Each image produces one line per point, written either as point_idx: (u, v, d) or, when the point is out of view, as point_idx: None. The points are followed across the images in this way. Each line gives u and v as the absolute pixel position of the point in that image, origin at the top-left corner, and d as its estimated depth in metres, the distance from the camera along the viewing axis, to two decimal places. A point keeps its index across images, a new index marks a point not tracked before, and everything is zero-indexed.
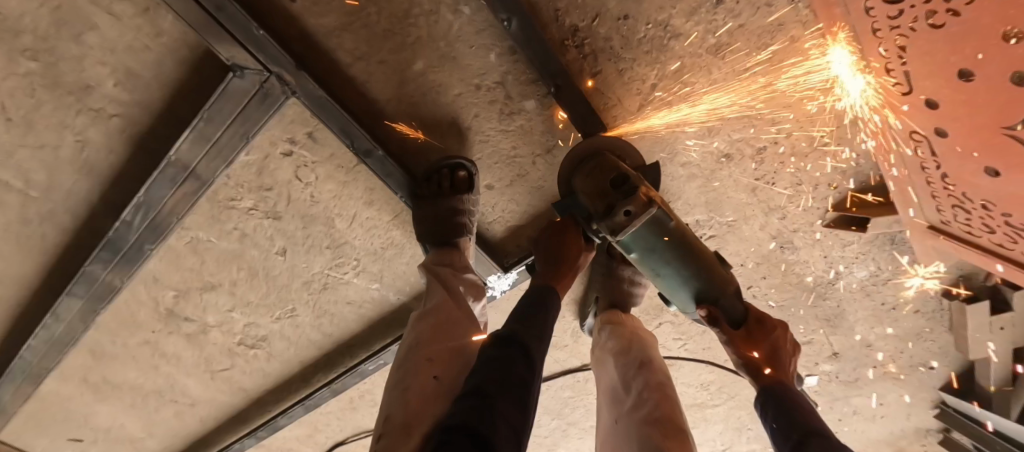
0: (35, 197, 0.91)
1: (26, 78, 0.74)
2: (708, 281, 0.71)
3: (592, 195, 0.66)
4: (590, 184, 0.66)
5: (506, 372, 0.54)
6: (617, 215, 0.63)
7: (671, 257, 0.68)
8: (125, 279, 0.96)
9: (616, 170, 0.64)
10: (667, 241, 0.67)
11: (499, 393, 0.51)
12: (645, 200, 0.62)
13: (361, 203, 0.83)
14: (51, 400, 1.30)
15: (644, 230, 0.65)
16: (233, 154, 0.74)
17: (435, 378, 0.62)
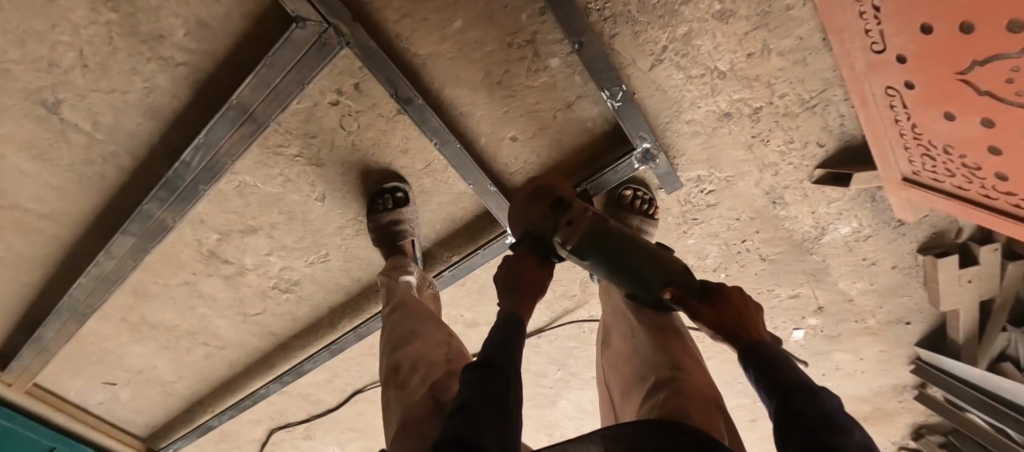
0: (99, 139, 1.00)
1: (105, 27, 0.83)
2: (659, 266, 0.74)
3: (544, 219, 0.81)
4: (540, 212, 0.83)
5: (508, 343, 0.58)
6: (564, 227, 0.78)
7: (614, 251, 0.75)
8: (177, 219, 1.05)
9: (556, 196, 0.83)
10: (608, 235, 0.77)
11: (507, 365, 0.55)
12: (583, 210, 0.79)
13: (397, 152, 0.92)
14: (88, 341, 1.38)
15: (589, 233, 0.77)
16: (289, 99, 0.84)
17: (422, 335, 0.84)
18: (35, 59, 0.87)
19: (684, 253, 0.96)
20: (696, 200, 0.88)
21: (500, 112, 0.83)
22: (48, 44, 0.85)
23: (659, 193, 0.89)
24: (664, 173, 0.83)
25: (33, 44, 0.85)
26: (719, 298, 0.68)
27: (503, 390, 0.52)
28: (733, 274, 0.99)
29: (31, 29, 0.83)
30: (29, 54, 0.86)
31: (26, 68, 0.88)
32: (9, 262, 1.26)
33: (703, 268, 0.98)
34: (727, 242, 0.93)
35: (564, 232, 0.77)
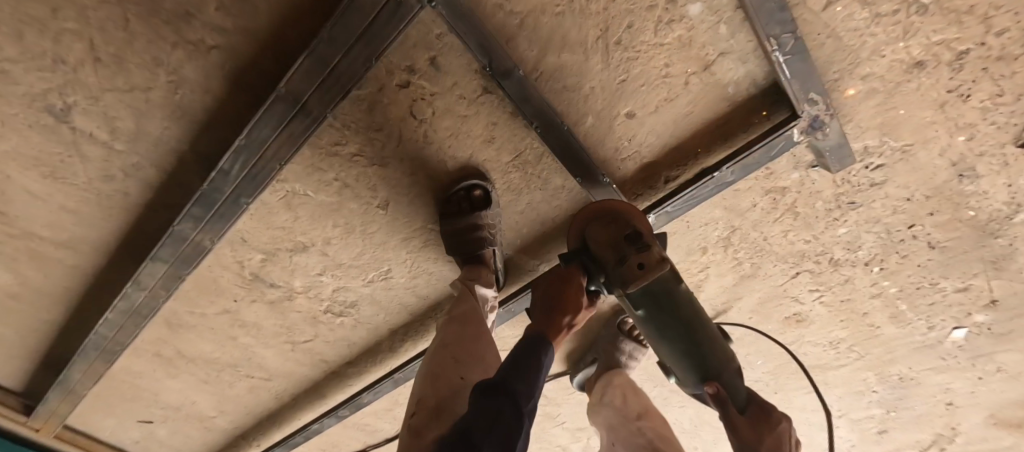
0: (118, 150, 0.85)
1: (117, 6, 0.66)
2: (711, 357, 0.69)
3: (608, 242, 0.68)
4: (607, 232, 0.68)
5: (527, 369, 0.60)
6: (628, 268, 0.66)
7: (675, 325, 0.67)
8: (216, 240, 0.89)
9: (632, 226, 0.67)
10: (677, 304, 0.67)
11: (518, 391, 0.57)
12: (658, 257, 0.65)
13: (480, 142, 0.75)
14: (122, 377, 1.25)
15: (653, 289, 0.66)
16: (350, 82, 0.67)
17: (461, 379, 0.68)
18: (34, 54, 0.72)
19: (831, 245, 0.79)
20: (857, 180, 0.71)
21: (615, 82, 0.66)
22: (52, 35, 0.70)
23: (812, 173, 0.71)
24: (832, 146, 0.66)
25: (32, 33, 0.70)
26: (760, 418, 0.67)
27: (507, 415, 0.55)
28: (890, 269, 0.80)
29: (32, 17, 0.67)
30: (26, 47, 0.71)
31: (30, 67, 0.73)
32: (28, 297, 1.11)
33: (852, 263, 0.80)
34: (889, 230, 0.76)
35: (626, 274, 0.66)
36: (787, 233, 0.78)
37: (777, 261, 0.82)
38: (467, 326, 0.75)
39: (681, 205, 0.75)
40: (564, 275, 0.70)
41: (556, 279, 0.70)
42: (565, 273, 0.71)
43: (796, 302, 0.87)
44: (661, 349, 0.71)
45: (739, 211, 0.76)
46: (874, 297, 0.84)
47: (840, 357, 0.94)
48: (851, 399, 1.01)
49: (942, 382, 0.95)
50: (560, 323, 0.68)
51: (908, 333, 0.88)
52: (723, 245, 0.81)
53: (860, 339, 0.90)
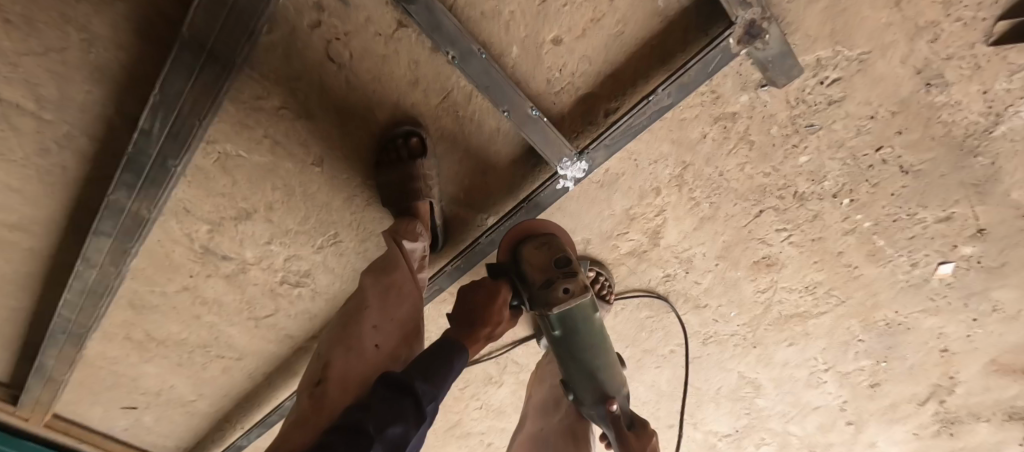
0: (49, 120, 0.82)
1: None
2: (606, 381, 0.78)
3: (540, 265, 0.73)
4: (538, 256, 0.73)
5: (438, 370, 0.61)
6: (556, 290, 0.70)
7: (585, 345, 0.75)
8: (153, 210, 0.86)
9: (563, 252, 0.73)
10: (590, 329, 0.74)
11: (422, 395, 0.59)
12: (582, 283, 0.71)
13: (405, 84, 0.72)
14: (97, 363, 1.22)
15: (572, 312, 0.72)
16: (255, 22, 0.63)
17: (376, 347, 0.70)
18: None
19: (793, 177, 0.72)
20: (814, 99, 0.65)
21: (536, 4, 0.61)
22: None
23: (762, 94, 0.65)
24: (774, 57, 0.61)
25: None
26: (643, 434, 0.78)
27: (406, 420, 0.56)
28: (862, 201, 0.74)
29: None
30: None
31: None
32: None
33: (818, 197, 0.74)
34: (855, 155, 0.69)
35: (551, 296, 0.70)
36: (743, 167, 0.72)
37: (737, 200, 0.76)
38: (394, 285, 0.74)
39: (619, 137, 0.69)
40: (489, 288, 0.72)
41: (487, 289, 0.71)
42: (492, 285, 0.73)
43: (763, 244, 0.80)
44: (568, 365, 0.77)
45: (690, 144, 0.71)
46: (846, 234, 0.77)
47: (819, 305, 0.87)
48: (837, 352, 0.93)
49: (936, 326, 0.87)
50: (479, 334, 0.68)
51: (889, 274, 0.81)
52: (676, 185, 0.76)
53: (838, 282, 0.83)
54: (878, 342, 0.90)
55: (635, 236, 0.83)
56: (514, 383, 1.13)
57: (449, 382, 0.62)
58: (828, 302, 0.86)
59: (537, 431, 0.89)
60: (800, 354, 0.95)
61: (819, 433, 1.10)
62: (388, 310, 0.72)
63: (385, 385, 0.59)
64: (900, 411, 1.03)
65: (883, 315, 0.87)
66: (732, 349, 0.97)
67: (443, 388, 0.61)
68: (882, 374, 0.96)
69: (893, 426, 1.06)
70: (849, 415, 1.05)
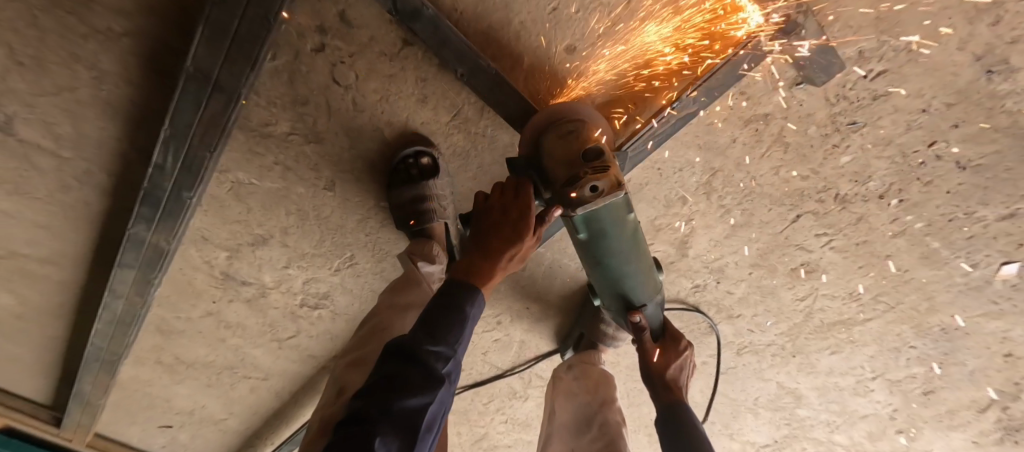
0: (68, 158, 0.83)
1: (21, 2, 0.64)
2: (637, 292, 0.69)
3: (562, 160, 0.59)
4: (559, 150, 0.59)
5: (445, 326, 0.58)
6: (580, 188, 0.56)
7: (614, 254, 0.63)
8: (173, 241, 0.85)
9: (594, 144, 0.58)
10: (620, 233, 0.62)
11: (433, 356, 0.56)
12: (614, 181, 0.56)
13: (413, 102, 0.69)
14: (131, 386, 1.24)
15: (600, 214, 0.59)
16: (258, 52, 0.61)
17: None
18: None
19: (834, 179, 0.67)
20: (857, 95, 0.59)
21: (547, 13, 0.57)
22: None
23: (798, 92, 0.60)
24: (811, 52, 0.56)
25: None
26: (670, 346, 0.76)
27: (419, 387, 0.53)
28: (913, 201, 0.67)
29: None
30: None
31: None
32: (31, 316, 1.14)
33: (863, 198, 0.68)
34: (905, 152, 0.63)
35: (573, 195, 0.57)
36: (778, 170, 0.67)
37: (772, 204, 0.70)
38: (411, 299, 0.75)
39: (642, 147, 0.65)
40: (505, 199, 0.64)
41: (500, 205, 0.64)
42: (512, 191, 0.64)
43: (802, 250, 0.75)
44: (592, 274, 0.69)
45: (718, 150, 0.66)
46: (895, 237, 0.71)
47: (866, 311, 0.80)
48: (886, 359, 0.87)
49: (999, 330, 0.80)
50: (494, 266, 0.64)
51: (944, 276, 0.74)
52: (705, 193, 0.71)
53: (887, 287, 0.77)
54: (933, 347, 0.83)
55: (661, 247, 0.78)
56: (540, 397, 1.10)
57: (462, 339, 0.59)
58: (875, 308, 0.80)
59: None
60: (845, 363, 0.89)
61: (866, 441, 1.03)
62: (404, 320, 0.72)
63: (391, 356, 0.56)
64: (958, 419, 0.95)
65: (938, 320, 0.80)
66: (770, 358, 0.91)
67: (457, 350, 0.58)
68: (939, 381, 0.88)
69: (949, 433, 0.98)
70: (900, 424, 0.98)
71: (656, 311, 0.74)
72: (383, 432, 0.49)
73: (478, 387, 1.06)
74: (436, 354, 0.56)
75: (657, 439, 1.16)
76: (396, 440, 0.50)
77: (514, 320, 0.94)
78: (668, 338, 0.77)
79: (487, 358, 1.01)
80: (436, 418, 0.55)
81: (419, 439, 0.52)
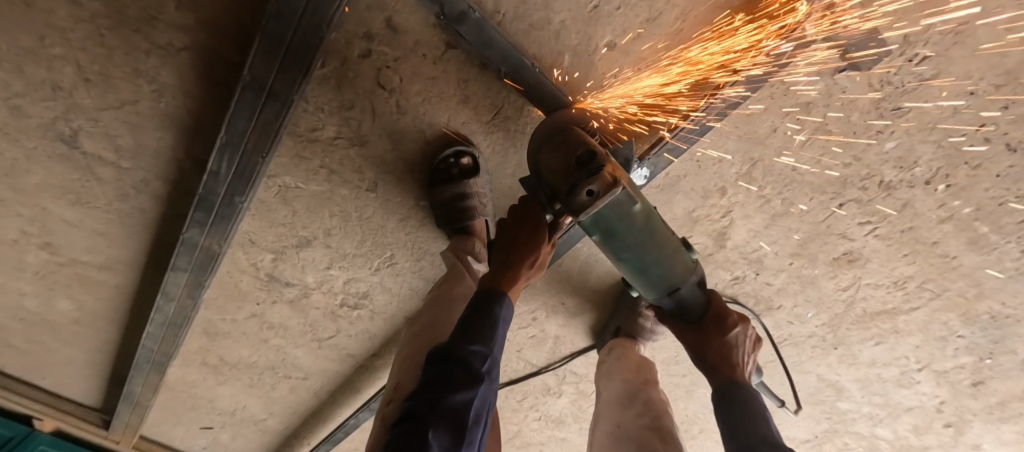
0: (127, 167, 0.89)
1: (92, 22, 0.70)
2: (669, 274, 0.67)
3: (559, 172, 0.62)
4: (557, 161, 0.62)
5: (481, 329, 0.60)
6: (579, 194, 0.59)
7: (633, 243, 0.63)
8: (223, 244, 0.89)
9: (584, 147, 0.60)
10: (632, 225, 0.62)
11: (472, 356, 0.58)
12: (609, 179, 0.58)
13: (454, 104, 0.71)
14: (177, 386, 1.29)
15: (607, 212, 0.60)
16: (310, 61, 0.65)
17: None
18: (36, 85, 0.78)
19: (878, 166, 0.67)
20: (900, 81, 0.59)
21: (587, 11, 0.59)
22: (46, 62, 0.75)
23: (840, 79, 0.60)
24: (854, 37, 0.56)
25: (29, 66, 0.76)
26: (715, 328, 0.72)
27: (463, 386, 0.55)
28: (959, 185, 0.67)
29: (25, 48, 0.73)
30: (28, 79, 0.78)
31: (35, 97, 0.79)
32: (87, 321, 1.20)
33: (908, 184, 0.68)
34: (950, 135, 0.63)
35: (575, 202, 0.59)
36: (820, 158, 0.67)
37: (813, 194, 0.70)
38: (453, 298, 0.76)
39: (682, 139, 0.67)
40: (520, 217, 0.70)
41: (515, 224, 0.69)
42: (523, 212, 0.70)
43: (844, 239, 0.74)
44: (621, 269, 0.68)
45: (759, 138, 0.67)
46: (942, 221, 0.71)
47: (911, 300, 0.80)
48: (933, 349, 0.86)
49: None
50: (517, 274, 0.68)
51: (994, 262, 0.74)
52: (744, 183, 0.71)
53: (933, 274, 0.76)
54: (984, 333, 0.82)
55: (700, 238, 0.79)
56: (575, 393, 1.11)
57: (499, 338, 0.62)
58: (921, 296, 0.79)
59: (614, 428, 0.77)
60: (892, 353, 0.87)
61: (912, 435, 1.01)
62: (446, 318, 0.74)
63: (434, 362, 0.58)
64: (1010, 411, 0.93)
65: (989, 305, 0.78)
66: (811, 350, 0.90)
67: (495, 349, 0.61)
68: (991, 370, 0.86)
69: (1000, 426, 0.96)
70: (947, 416, 0.96)
71: (697, 290, 0.71)
72: (433, 428, 0.51)
73: (514, 384, 1.07)
74: (475, 354, 0.58)
75: (693, 434, 1.16)
76: (447, 434, 0.52)
77: (551, 316, 0.95)
78: (716, 318, 0.72)
79: (522, 354, 1.02)
80: (483, 412, 0.57)
81: (467, 432, 0.53)
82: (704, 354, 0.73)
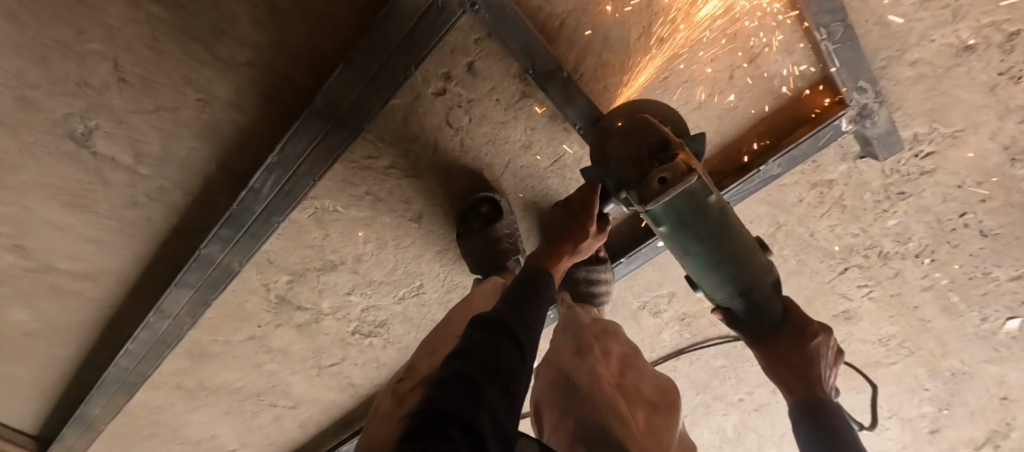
0: (145, 175, 0.82)
1: (149, 25, 0.66)
2: (744, 270, 0.64)
3: (626, 157, 0.61)
4: (625, 148, 0.61)
5: (526, 307, 0.57)
6: (649, 181, 0.57)
7: (704, 238, 0.61)
8: (244, 262, 0.85)
9: (657, 136, 0.59)
10: (706, 219, 0.60)
11: (521, 331, 0.53)
12: (684, 168, 0.56)
13: (517, 147, 0.75)
14: (139, 413, 1.18)
15: (678, 204, 0.58)
16: (389, 93, 0.67)
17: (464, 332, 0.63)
18: (58, 80, 0.71)
19: (881, 238, 0.77)
20: (907, 170, 0.70)
21: (658, 81, 0.67)
22: (79, 58, 0.69)
23: (860, 164, 0.70)
24: (880, 134, 0.66)
25: (54, 58, 0.68)
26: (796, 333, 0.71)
27: (513, 356, 0.49)
28: (941, 260, 0.78)
29: (58, 40, 0.67)
30: (48, 74, 0.70)
31: (53, 92, 0.72)
32: (42, 335, 1.06)
33: (901, 256, 0.79)
34: (940, 219, 0.74)
35: (646, 189, 0.58)
36: (834, 228, 0.77)
37: (825, 258, 0.80)
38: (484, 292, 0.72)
39: (726, 202, 0.74)
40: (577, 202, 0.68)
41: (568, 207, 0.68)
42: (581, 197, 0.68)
43: (844, 298, 0.85)
44: (687, 264, 0.66)
45: (785, 206, 0.75)
46: (924, 289, 0.82)
47: (890, 354, 0.91)
48: (902, 399, 0.99)
49: (1001, 376, 0.92)
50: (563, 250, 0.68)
51: (960, 327, 0.86)
52: (767, 243, 0.80)
53: (911, 334, 0.88)
54: (944, 385, 0.95)
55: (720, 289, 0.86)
56: None
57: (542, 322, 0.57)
58: (900, 352, 0.91)
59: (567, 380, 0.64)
60: (864, 400, 1.00)
61: None
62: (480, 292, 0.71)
63: (480, 328, 0.52)
64: None
65: (951, 362, 0.91)
66: None
67: (538, 328, 0.56)
68: (941, 418, 1.00)
69: None
70: None
71: (772, 293, 0.68)
72: (490, 394, 0.44)
73: None
74: (523, 329, 0.54)
75: None
76: (497, 403, 0.44)
77: None
78: (791, 325, 0.71)
79: None
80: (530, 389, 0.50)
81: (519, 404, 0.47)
82: (781, 361, 0.72)
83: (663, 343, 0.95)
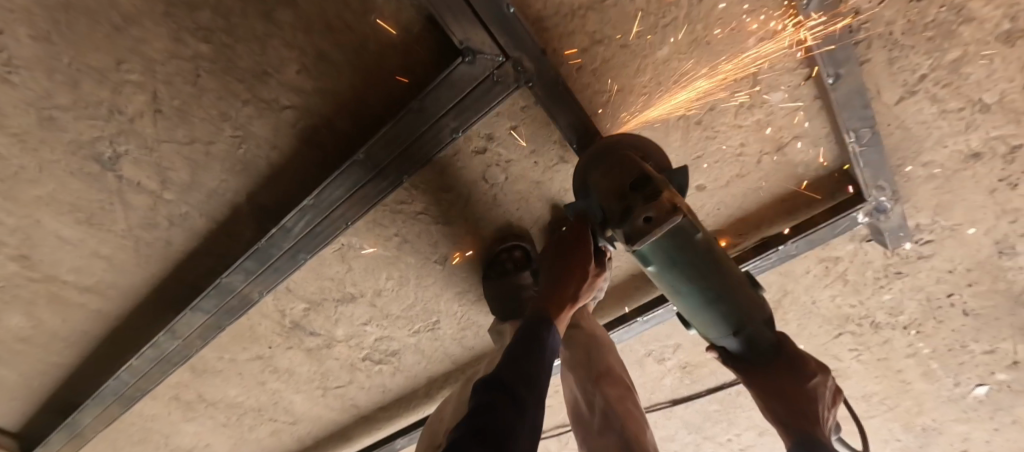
0: (168, 200, 0.81)
1: (191, 62, 0.64)
2: (736, 308, 0.60)
3: (609, 193, 0.60)
4: (609, 181, 0.60)
5: (529, 355, 0.53)
6: (636, 220, 0.56)
7: (691, 275, 0.58)
8: (264, 293, 0.85)
9: (637, 169, 0.58)
10: (692, 255, 0.57)
11: (521, 386, 0.50)
12: (668, 205, 0.55)
13: (549, 205, 0.77)
14: (134, 420, 1.17)
15: (663, 241, 0.57)
16: (434, 151, 0.67)
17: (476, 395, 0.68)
18: (86, 104, 0.68)
19: (875, 310, 0.83)
20: (907, 254, 0.76)
21: (691, 158, 0.70)
22: (113, 85, 0.66)
23: (866, 245, 0.75)
24: (891, 227, 0.71)
25: (87, 83, 0.66)
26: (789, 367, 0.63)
27: (510, 417, 0.47)
28: (926, 332, 0.85)
29: (93, 67, 0.64)
30: (77, 97, 0.68)
31: (80, 116, 0.70)
32: (39, 341, 1.03)
33: (892, 326, 0.85)
34: (931, 297, 0.80)
35: (631, 229, 0.57)
36: (834, 298, 0.83)
37: (822, 323, 0.87)
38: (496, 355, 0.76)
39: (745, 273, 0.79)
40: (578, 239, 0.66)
41: (561, 249, 0.67)
42: (574, 237, 0.66)
43: (835, 358, 0.92)
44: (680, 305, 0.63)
45: (794, 276, 0.80)
46: (907, 356, 0.90)
47: (867, 407, 1.00)
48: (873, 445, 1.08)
49: (962, 431, 1.01)
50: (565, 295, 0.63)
51: (934, 388, 0.94)
52: (773, 306, 0.86)
53: (890, 392, 0.96)
54: (912, 435, 1.04)
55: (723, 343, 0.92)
56: None
57: (548, 369, 0.54)
58: (878, 407, 0.99)
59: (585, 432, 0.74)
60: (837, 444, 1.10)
61: None
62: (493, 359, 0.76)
63: (478, 390, 0.50)
64: None
65: (920, 417, 1.00)
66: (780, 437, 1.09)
67: (543, 380, 0.53)
68: None
69: None
70: None
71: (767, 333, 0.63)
72: None
73: None
74: (524, 382, 0.50)
75: None
76: None
77: None
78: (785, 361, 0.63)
79: None
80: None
81: None
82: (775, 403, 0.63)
83: (663, 386, 1.02)
